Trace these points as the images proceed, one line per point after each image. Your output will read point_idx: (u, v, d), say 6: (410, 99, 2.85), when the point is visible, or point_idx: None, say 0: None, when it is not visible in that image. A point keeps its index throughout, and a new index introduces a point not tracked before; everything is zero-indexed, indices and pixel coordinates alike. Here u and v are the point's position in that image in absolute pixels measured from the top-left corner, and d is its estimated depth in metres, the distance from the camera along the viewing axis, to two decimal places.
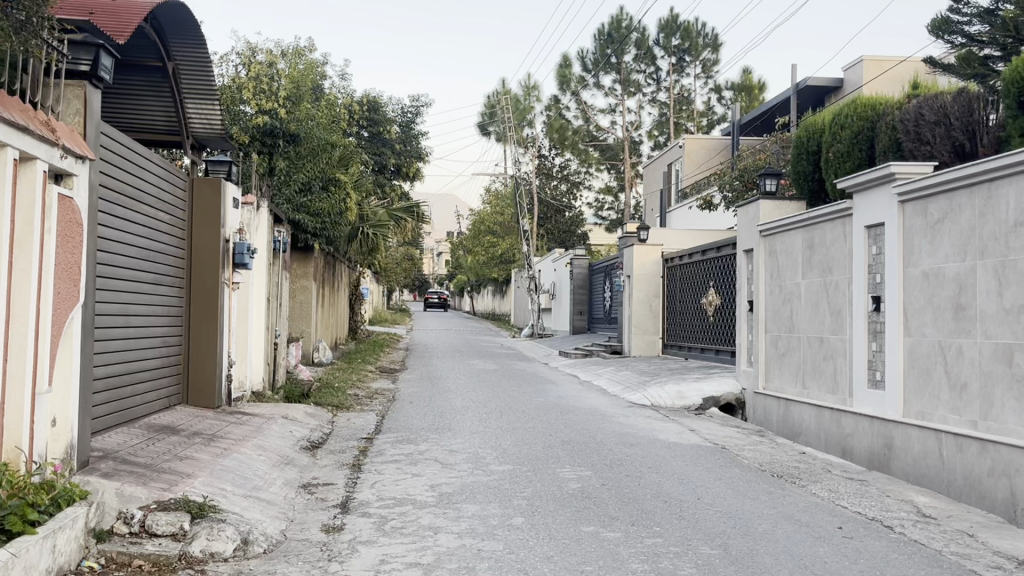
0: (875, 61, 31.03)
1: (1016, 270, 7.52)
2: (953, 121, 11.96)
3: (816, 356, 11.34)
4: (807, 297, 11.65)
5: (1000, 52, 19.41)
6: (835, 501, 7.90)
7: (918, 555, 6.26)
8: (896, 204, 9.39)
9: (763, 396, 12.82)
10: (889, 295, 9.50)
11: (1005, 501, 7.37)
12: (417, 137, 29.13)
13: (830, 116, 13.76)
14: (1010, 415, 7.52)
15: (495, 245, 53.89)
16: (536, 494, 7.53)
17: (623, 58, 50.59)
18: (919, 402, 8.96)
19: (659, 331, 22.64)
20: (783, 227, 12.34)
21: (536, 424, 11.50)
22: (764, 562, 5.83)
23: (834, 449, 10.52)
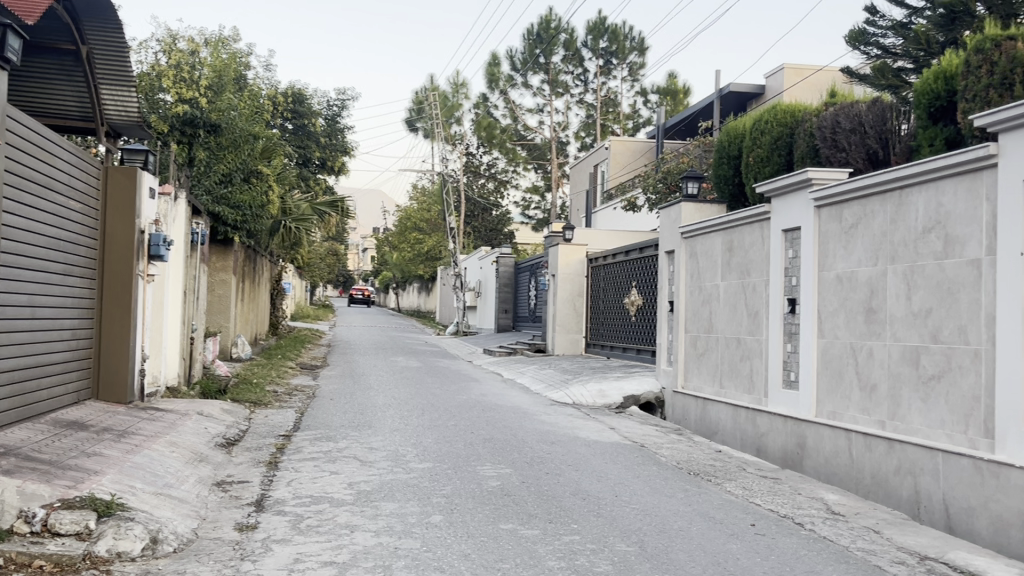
0: (794, 69, 31.96)
1: (924, 275, 7.77)
2: (867, 129, 12.27)
3: (734, 356, 11.56)
4: (725, 298, 11.88)
5: (911, 65, 20.25)
6: (749, 498, 8.07)
7: (826, 551, 6.42)
8: (812, 209, 9.63)
9: (682, 395, 13.02)
10: (804, 297, 9.73)
11: (910, 499, 7.63)
12: (343, 130, 28.79)
13: (750, 123, 14.06)
14: (916, 416, 7.78)
15: (421, 242, 53.52)
16: (455, 492, 7.50)
17: (551, 59, 50.83)
18: (830, 402, 9.21)
19: (582, 329, 22.82)
20: (703, 229, 12.55)
21: (458, 422, 11.45)
22: (679, 559, 5.90)
23: (749, 448, 10.75)
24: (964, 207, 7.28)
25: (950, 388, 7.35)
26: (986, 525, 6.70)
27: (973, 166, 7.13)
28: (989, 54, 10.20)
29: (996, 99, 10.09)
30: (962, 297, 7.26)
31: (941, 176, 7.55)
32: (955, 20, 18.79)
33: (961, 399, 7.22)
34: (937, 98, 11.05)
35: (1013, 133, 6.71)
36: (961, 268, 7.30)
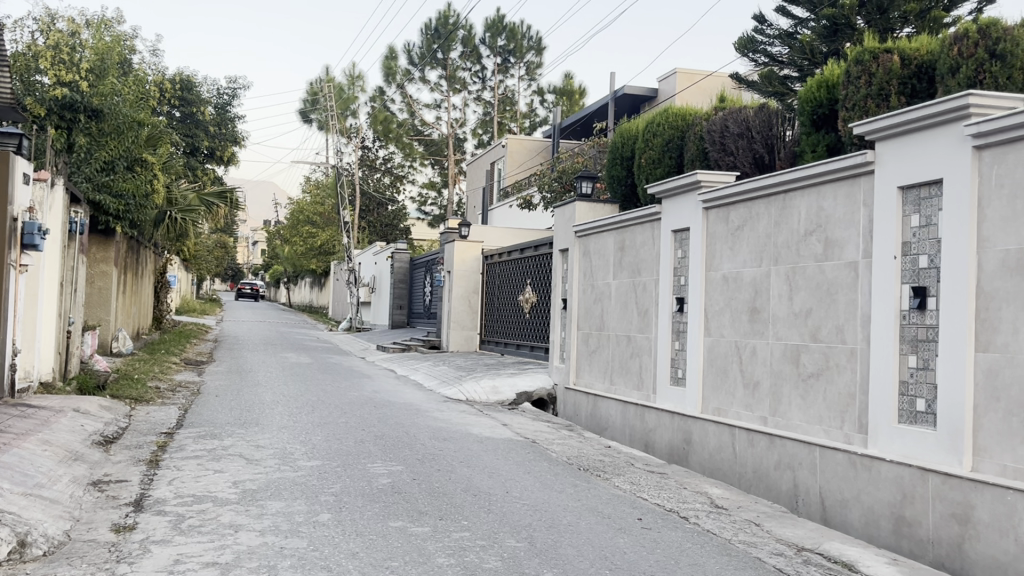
0: (686, 73, 32.69)
1: (804, 277, 8.06)
2: (754, 134, 12.64)
3: (624, 353, 11.76)
4: (616, 297, 12.07)
5: (796, 73, 21.01)
6: (636, 493, 8.21)
7: (709, 544, 6.60)
8: (701, 210, 9.86)
9: (574, 391, 13.16)
10: (692, 297, 9.97)
11: (789, 493, 7.90)
12: (233, 119, 28.02)
13: (643, 125, 14.31)
14: (795, 412, 8.07)
15: (314, 235, 52.58)
16: (345, 490, 7.39)
17: (449, 54, 50.72)
18: (715, 399, 9.47)
19: (477, 327, 22.81)
20: (596, 228, 12.71)
21: (349, 419, 11.30)
22: (567, 554, 5.96)
23: (637, 444, 10.96)
24: (842, 212, 7.58)
25: (827, 385, 7.65)
26: (858, 516, 7.00)
27: (852, 172, 7.42)
28: (868, 66, 10.62)
29: (873, 110, 10.53)
30: (840, 298, 7.56)
31: (822, 182, 7.84)
32: (837, 32, 19.66)
33: (837, 396, 7.52)
34: (819, 106, 11.38)
35: (887, 140, 7.01)
36: (840, 270, 7.59)
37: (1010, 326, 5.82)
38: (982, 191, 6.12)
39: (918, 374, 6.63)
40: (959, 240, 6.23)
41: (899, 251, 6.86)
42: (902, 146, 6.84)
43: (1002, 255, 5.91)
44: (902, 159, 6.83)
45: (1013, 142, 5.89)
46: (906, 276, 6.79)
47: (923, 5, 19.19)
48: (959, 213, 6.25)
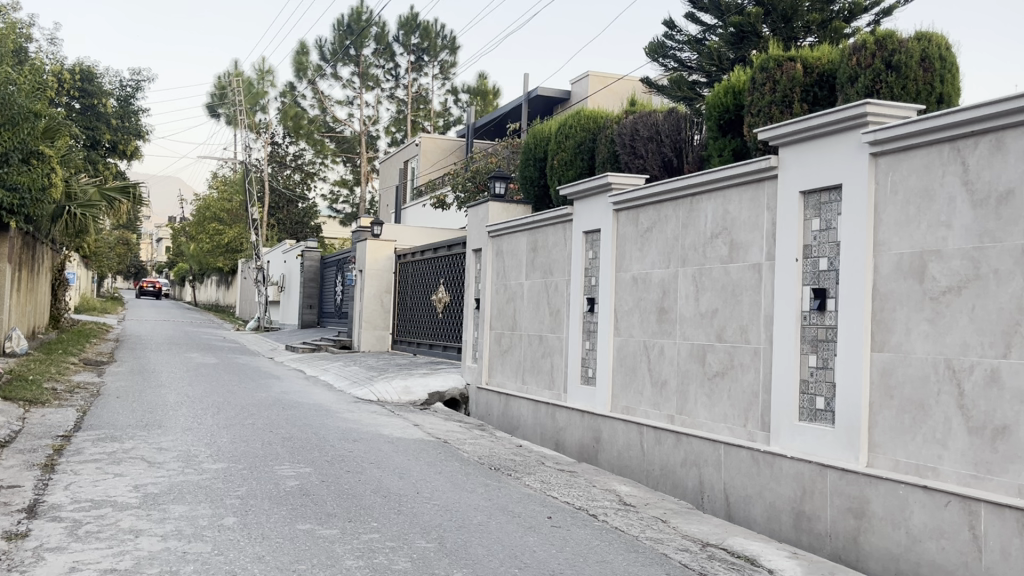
0: (599, 76, 33.06)
1: (710, 278, 8.25)
2: (663, 138, 12.87)
3: (536, 353, 11.84)
4: (529, 297, 12.13)
5: (704, 79, 21.47)
6: (546, 492, 8.27)
7: (617, 541, 6.69)
8: (611, 211, 9.99)
9: (486, 391, 13.20)
10: (602, 297, 10.09)
11: (694, 489, 8.08)
12: (136, 113, 27.21)
13: (556, 126, 14.42)
14: (701, 411, 8.26)
15: (221, 232, 51.42)
16: (251, 493, 7.25)
17: (361, 51, 50.26)
18: (624, 398, 9.61)
19: (389, 327, 22.65)
20: (509, 228, 12.76)
21: (256, 420, 11.08)
22: (477, 553, 5.97)
23: (548, 443, 11.04)
24: (747, 215, 7.78)
25: (731, 385, 7.84)
26: (761, 512, 7.19)
27: (756, 176, 7.63)
28: (773, 73, 10.93)
29: (777, 115, 10.82)
30: (745, 299, 7.76)
31: (727, 186, 8.04)
32: (743, 40, 20.28)
33: (742, 394, 7.72)
34: (726, 111, 11.58)
35: (790, 146, 7.22)
36: (744, 271, 7.79)
37: (903, 327, 6.06)
38: (878, 196, 6.35)
39: (818, 373, 6.85)
40: (856, 244, 6.45)
41: (801, 254, 7.07)
42: (804, 152, 7.05)
43: (897, 259, 6.15)
44: (804, 165, 7.04)
45: (906, 150, 6.12)
46: (807, 278, 7.01)
47: (826, 15, 19.82)
48: (856, 217, 6.47)
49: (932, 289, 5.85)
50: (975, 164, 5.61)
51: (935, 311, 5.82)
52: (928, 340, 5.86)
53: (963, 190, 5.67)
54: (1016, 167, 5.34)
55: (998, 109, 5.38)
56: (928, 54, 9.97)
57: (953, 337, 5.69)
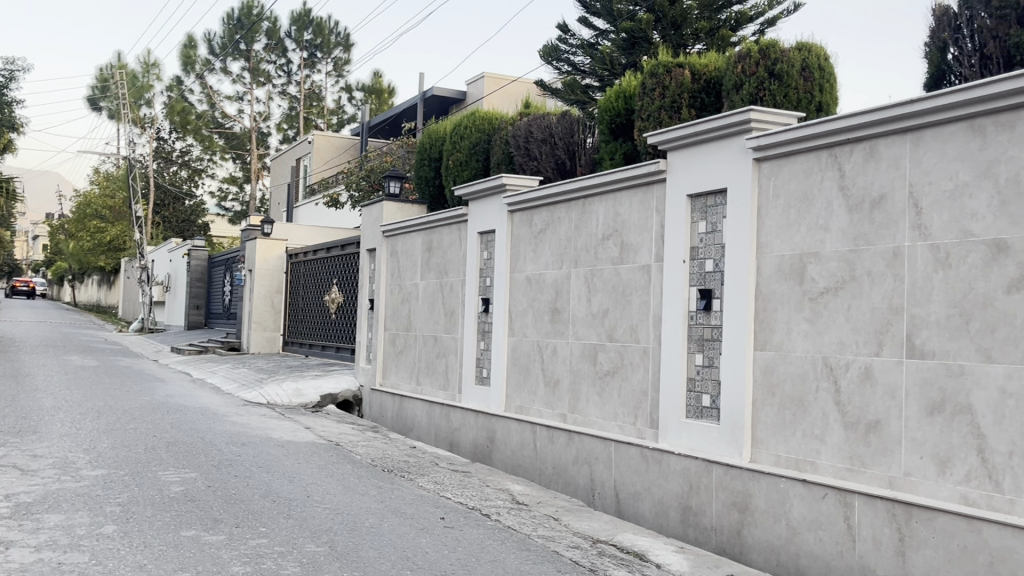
0: (493, 77, 33.08)
1: (601, 279, 8.38)
2: (556, 140, 12.95)
3: (430, 354, 11.82)
4: (423, 297, 12.09)
5: (597, 83, 21.76)
6: (439, 492, 8.26)
7: (509, 540, 6.73)
8: (506, 212, 10.05)
9: (379, 393, 13.10)
10: (496, 297, 10.13)
11: (586, 486, 8.20)
12: (10, 104, 25.95)
13: (451, 126, 14.41)
14: (593, 409, 8.38)
15: (102, 230, 49.42)
16: (132, 499, 7.00)
17: (252, 46, 49.15)
18: (518, 397, 9.68)
19: (280, 328, 22.20)
20: (404, 228, 12.70)
21: (138, 425, 10.70)
22: (368, 556, 5.91)
23: (442, 443, 11.02)
24: (637, 217, 7.93)
25: (621, 384, 8.00)
26: (649, 507, 7.36)
27: (646, 180, 7.79)
28: (662, 79, 11.11)
29: (667, 120, 10.99)
30: (634, 300, 7.92)
31: (618, 189, 8.19)
32: (635, 45, 20.75)
33: (631, 393, 7.87)
34: (617, 116, 11.78)
35: (678, 150, 7.40)
36: (633, 273, 7.95)
37: (784, 327, 6.29)
38: (760, 200, 6.58)
39: (704, 371, 7.04)
40: (740, 246, 6.66)
41: (688, 255, 7.25)
42: (691, 156, 7.24)
43: (778, 261, 6.38)
44: (691, 169, 7.23)
45: (788, 156, 6.35)
46: (694, 279, 7.20)
47: (713, 23, 20.51)
48: (740, 220, 6.68)
49: (811, 289, 6.09)
50: (851, 170, 5.85)
51: (813, 311, 6.06)
52: (806, 338, 6.10)
53: (839, 195, 5.91)
54: (887, 174, 5.60)
55: (870, 118, 5.63)
56: (808, 63, 10.44)
57: (831, 336, 5.93)
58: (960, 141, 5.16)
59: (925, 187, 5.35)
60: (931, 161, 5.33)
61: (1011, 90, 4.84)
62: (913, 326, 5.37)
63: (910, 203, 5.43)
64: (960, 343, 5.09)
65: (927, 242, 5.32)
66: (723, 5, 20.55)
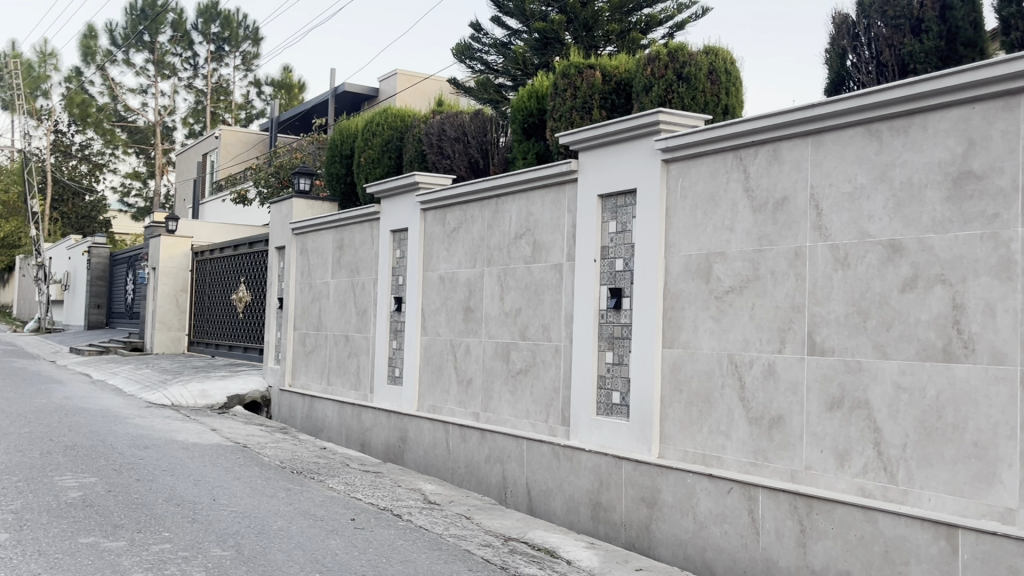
0: (406, 75, 32.89)
1: (514, 278, 8.41)
2: (469, 139, 12.97)
3: (341, 353, 11.67)
4: (334, 297, 11.93)
5: (511, 83, 21.68)
6: (350, 493, 8.17)
7: (421, 540, 6.70)
8: (418, 210, 10.00)
9: (289, 393, 12.88)
10: (408, 297, 10.07)
11: (498, 485, 8.23)
12: None
13: (362, 123, 14.26)
14: (505, 408, 8.41)
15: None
16: (26, 506, 6.73)
17: (156, 37, 47.75)
18: (430, 397, 9.64)
19: (185, 328, 21.63)
20: (314, 225, 12.51)
21: (34, 428, 10.28)
22: (276, 559, 5.81)
23: (353, 444, 10.91)
24: (549, 217, 7.99)
25: (533, 382, 8.04)
26: (560, 505, 7.43)
27: (557, 180, 7.85)
28: (573, 80, 11.21)
29: (578, 121, 11.15)
30: (546, 298, 7.97)
31: (530, 188, 8.23)
32: (548, 45, 20.89)
33: (543, 391, 7.92)
34: (530, 115, 11.84)
35: (590, 150, 7.47)
36: (545, 271, 8.00)
37: (691, 325, 6.42)
38: (669, 200, 6.69)
39: (614, 368, 7.14)
40: (649, 246, 6.77)
41: (598, 254, 7.33)
42: (601, 157, 7.33)
43: (685, 260, 6.51)
44: (601, 169, 7.32)
45: (695, 158, 6.48)
46: (604, 277, 7.28)
47: (623, 26, 20.83)
48: (649, 220, 6.79)
49: (717, 288, 6.22)
50: (755, 172, 6.00)
51: (719, 309, 6.20)
52: (713, 336, 6.24)
53: (745, 196, 6.06)
54: (789, 176, 5.76)
55: (773, 121, 5.78)
56: (715, 67, 10.61)
57: (735, 334, 6.07)
58: (858, 145, 5.34)
59: (825, 188, 5.52)
60: (830, 163, 5.50)
61: (904, 96, 5.02)
62: (814, 324, 5.53)
63: (811, 204, 5.60)
64: (857, 340, 5.27)
65: (826, 242, 5.49)
66: (634, 7, 20.80)
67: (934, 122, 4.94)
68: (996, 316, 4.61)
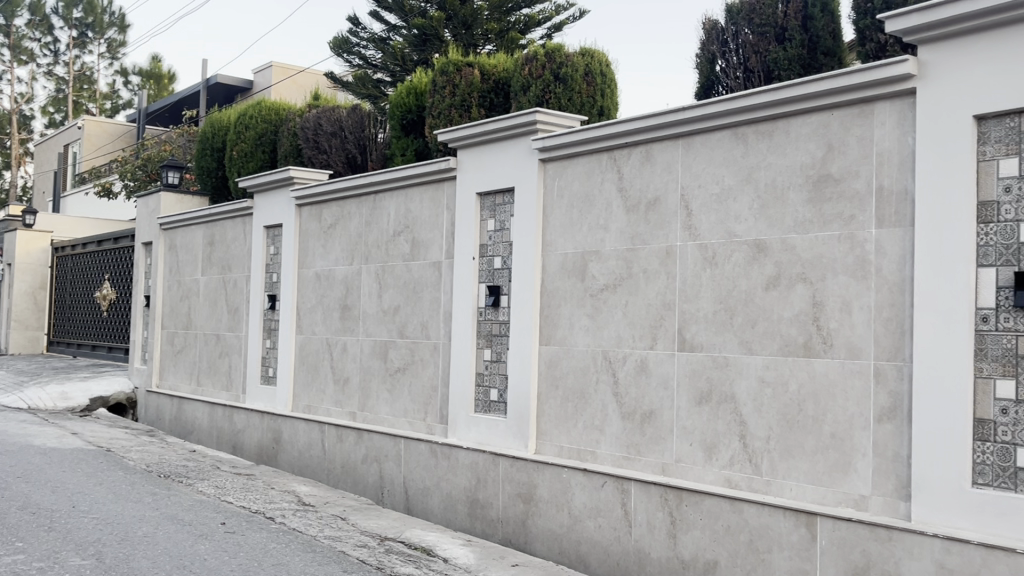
0: (281, 67, 32.16)
1: (392, 276, 8.33)
2: (347, 134, 12.73)
3: (212, 353, 11.33)
4: (204, 294, 11.56)
5: (389, 78, 21.43)
6: (220, 497, 7.93)
7: (293, 542, 6.56)
8: (293, 206, 9.79)
9: (156, 394, 12.42)
10: (283, 295, 9.85)
11: (375, 484, 8.16)
12: None
13: (236, 115, 13.86)
14: (382, 406, 8.33)
15: None
16: None
17: (13, 21, 45.19)
18: (305, 397, 9.47)
19: (44, 327, 20.57)
20: (184, 220, 12.09)
21: None
22: (139, 567, 5.59)
23: (224, 446, 10.62)
24: (427, 214, 7.95)
25: (412, 380, 7.99)
26: (437, 503, 7.42)
27: (436, 177, 7.82)
28: (452, 77, 11.21)
29: (457, 118, 11.16)
30: (425, 296, 7.93)
31: (409, 185, 8.16)
32: (427, 42, 20.76)
33: (422, 389, 7.89)
34: (409, 112, 11.75)
35: (468, 148, 7.48)
36: (424, 270, 7.96)
37: (568, 321, 6.50)
38: (546, 199, 6.76)
39: (492, 366, 7.16)
40: (526, 244, 6.82)
41: (477, 252, 7.34)
42: (480, 155, 7.34)
43: (561, 259, 6.59)
44: (479, 168, 7.33)
45: (571, 157, 6.58)
46: (482, 275, 7.30)
47: (502, 25, 20.94)
48: (526, 219, 6.84)
49: (592, 286, 6.33)
50: (629, 173, 6.13)
51: (594, 307, 6.30)
52: (588, 333, 6.34)
53: (619, 196, 6.18)
54: (661, 177, 5.90)
55: (645, 124, 5.91)
56: (591, 68, 10.77)
57: (609, 331, 6.19)
58: (726, 147, 5.51)
59: (694, 190, 5.68)
60: (699, 165, 5.67)
61: (768, 102, 5.21)
62: (684, 321, 5.69)
63: (681, 204, 5.75)
64: (724, 337, 5.45)
65: (696, 241, 5.65)
66: (513, 7, 20.96)
67: (796, 127, 5.15)
68: (852, 313, 4.84)
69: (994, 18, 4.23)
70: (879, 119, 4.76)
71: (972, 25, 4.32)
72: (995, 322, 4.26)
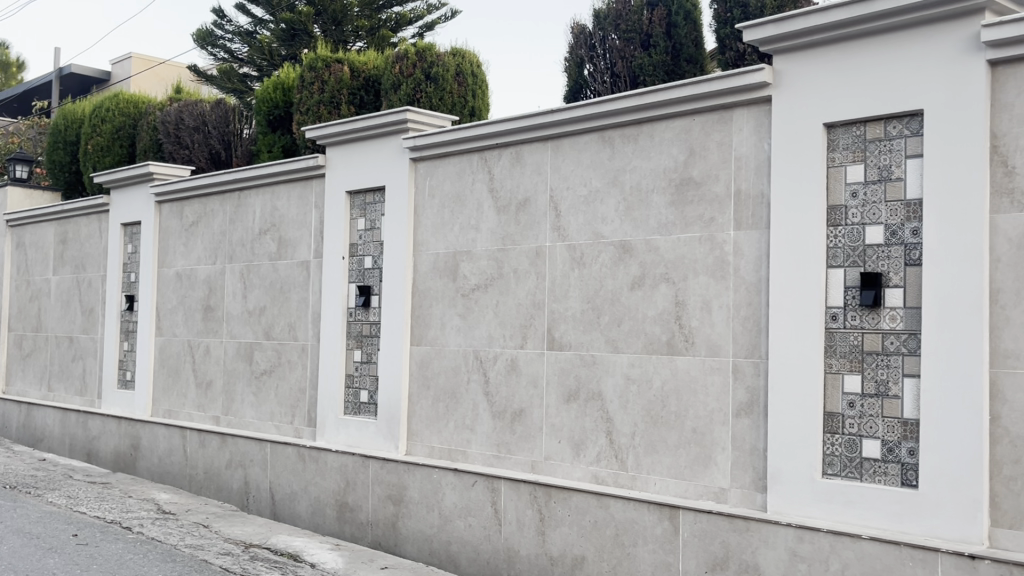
0: (142, 58, 30.91)
1: (257, 275, 8.12)
2: (210, 129, 12.60)
3: (64, 357, 10.76)
4: (56, 295, 10.97)
5: (256, 73, 20.81)
6: (73, 507, 7.54)
7: (152, 552, 6.30)
8: (153, 202, 9.41)
9: (2, 401, 11.70)
10: (141, 296, 9.45)
11: (240, 491, 7.94)
12: None
13: (91, 107, 13.21)
14: (247, 410, 8.11)
15: None
16: None
17: None
18: (165, 402, 9.11)
19: None
20: (33, 216, 11.45)
21: None
22: None
23: (77, 453, 10.11)
24: (295, 212, 7.78)
25: (279, 381, 7.81)
26: (305, 507, 7.28)
27: (304, 174, 7.66)
28: (320, 73, 11.07)
29: (325, 115, 11.04)
30: (292, 297, 7.76)
31: (275, 182, 7.97)
32: (295, 37, 20.22)
33: (289, 392, 7.72)
34: (276, 107, 11.54)
35: (338, 145, 7.36)
36: (291, 269, 7.79)
37: (439, 321, 6.48)
38: (416, 199, 6.72)
39: (362, 367, 7.07)
40: (397, 245, 6.76)
41: (346, 252, 7.23)
42: (349, 152, 7.23)
43: (432, 259, 6.56)
44: (349, 166, 7.23)
45: (442, 157, 6.56)
46: (352, 275, 7.20)
47: (374, 22, 20.88)
48: (397, 219, 6.78)
49: (463, 286, 6.33)
50: (499, 173, 6.16)
51: (465, 307, 6.31)
52: (459, 333, 6.34)
53: (489, 196, 6.20)
54: (531, 179, 5.96)
55: (516, 125, 5.95)
56: (461, 69, 10.80)
57: (479, 331, 6.21)
58: (593, 150, 5.61)
59: (563, 191, 5.76)
60: (567, 168, 5.75)
61: (634, 107, 5.32)
62: (553, 320, 5.76)
63: (550, 206, 5.82)
64: (591, 336, 5.55)
65: (564, 242, 5.73)
66: (383, 5, 20.83)
67: (661, 131, 5.28)
68: (712, 312, 5.00)
69: (843, 32, 4.46)
70: (737, 126, 4.94)
71: (824, 37, 4.54)
72: (843, 320, 4.48)
